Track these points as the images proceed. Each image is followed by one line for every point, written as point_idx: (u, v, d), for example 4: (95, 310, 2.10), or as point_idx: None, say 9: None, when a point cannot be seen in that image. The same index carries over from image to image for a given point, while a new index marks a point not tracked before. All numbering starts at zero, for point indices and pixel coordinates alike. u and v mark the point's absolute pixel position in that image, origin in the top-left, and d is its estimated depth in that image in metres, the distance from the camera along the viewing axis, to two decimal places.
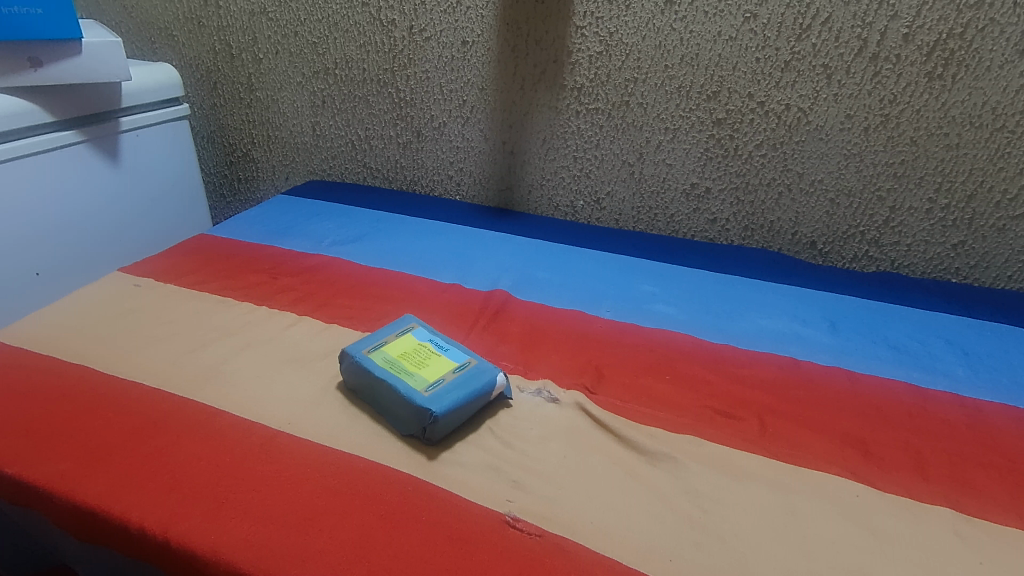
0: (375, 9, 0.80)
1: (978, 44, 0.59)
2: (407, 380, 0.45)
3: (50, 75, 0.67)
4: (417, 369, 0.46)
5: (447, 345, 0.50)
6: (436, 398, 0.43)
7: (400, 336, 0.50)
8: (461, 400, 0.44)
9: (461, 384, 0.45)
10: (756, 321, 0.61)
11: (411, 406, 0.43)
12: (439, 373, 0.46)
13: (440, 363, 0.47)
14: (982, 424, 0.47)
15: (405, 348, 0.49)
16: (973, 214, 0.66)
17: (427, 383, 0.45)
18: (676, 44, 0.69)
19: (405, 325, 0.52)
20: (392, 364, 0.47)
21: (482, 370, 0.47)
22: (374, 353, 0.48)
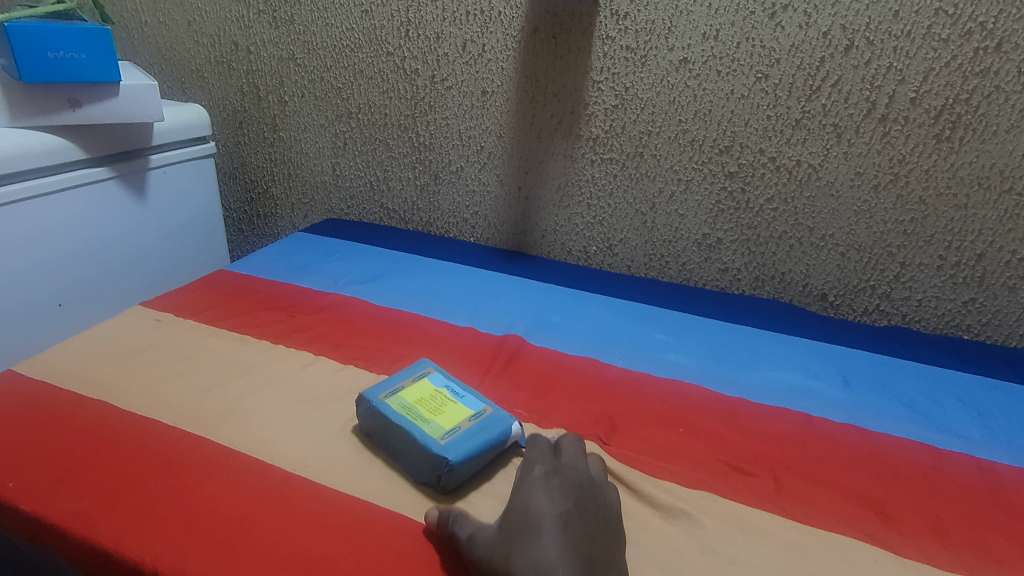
0: (399, 59, 0.84)
1: (984, 109, 0.61)
2: (423, 427, 0.45)
3: (88, 115, 0.70)
4: (433, 417, 0.47)
5: (462, 392, 0.50)
6: (451, 446, 0.43)
7: (416, 381, 0.51)
8: (477, 449, 0.44)
9: (476, 432, 0.45)
10: (769, 374, 0.61)
11: (427, 452, 0.43)
12: (455, 421, 0.46)
13: (456, 410, 0.48)
14: (1000, 487, 0.47)
15: (421, 394, 0.49)
16: (983, 272, 0.67)
17: (444, 430, 0.45)
18: (689, 100, 0.71)
19: (421, 370, 0.53)
20: (408, 410, 0.47)
21: (498, 419, 0.47)
22: (390, 397, 0.48)
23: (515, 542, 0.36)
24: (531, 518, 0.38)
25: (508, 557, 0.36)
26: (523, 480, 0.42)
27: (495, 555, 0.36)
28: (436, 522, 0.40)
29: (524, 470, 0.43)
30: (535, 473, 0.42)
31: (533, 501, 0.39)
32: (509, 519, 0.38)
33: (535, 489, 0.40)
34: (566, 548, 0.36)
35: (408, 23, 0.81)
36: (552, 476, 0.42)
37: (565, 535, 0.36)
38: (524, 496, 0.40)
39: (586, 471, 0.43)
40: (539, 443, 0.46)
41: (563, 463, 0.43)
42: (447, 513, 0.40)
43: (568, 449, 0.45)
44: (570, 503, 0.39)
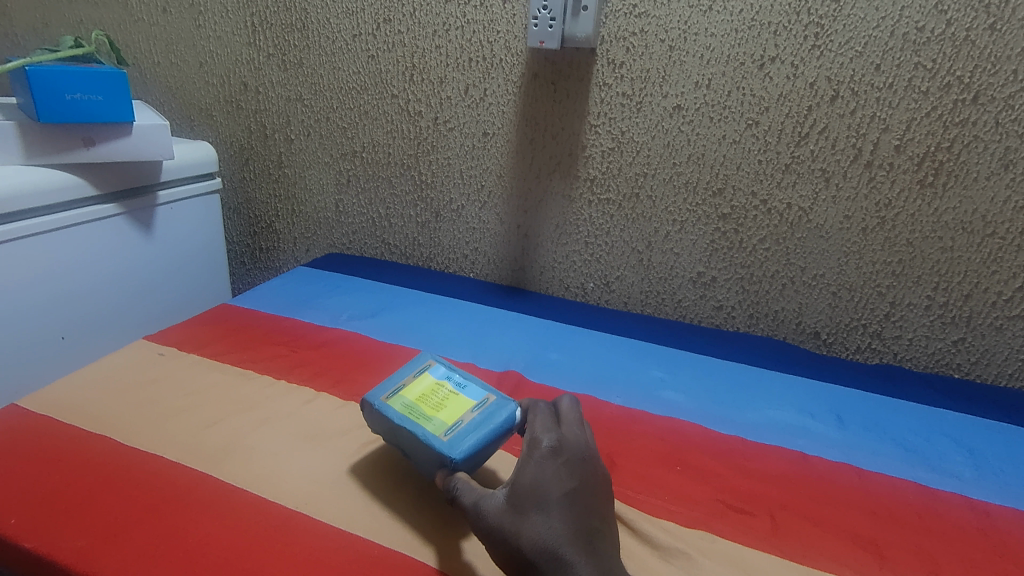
0: (403, 101, 0.87)
1: (965, 157, 0.63)
2: (426, 425, 0.45)
3: (100, 154, 0.72)
4: (436, 412, 0.47)
5: (464, 382, 0.50)
6: (455, 444, 0.44)
7: (417, 376, 0.51)
8: (480, 443, 0.44)
9: (479, 424, 0.45)
10: (765, 412, 0.62)
11: (432, 452, 0.44)
12: (458, 415, 0.46)
13: (458, 403, 0.48)
14: (994, 528, 0.47)
15: (423, 388, 0.49)
16: (970, 312, 0.68)
17: (447, 426, 0.45)
18: (683, 144, 0.74)
19: (423, 363, 0.53)
20: (410, 408, 0.47)
21: (500, 405, 0.47)
22: (393, 395, 0.49)
23: (523, 514, 0.38)
24: (540, 494, 0.38)
25: (517, 530, 0.37)
26: (527, 454, 0.41)
27: (497, 548, 0.38)
28: (445, 489, 0.42)
29: (528, 443, 0.42)
30: (542, 448, 0.41)
31: (541, 474, 0.39)
32: (517, 492, 0.39)
33: (542, 466, 0.40)
34: (572, 529, 0.37)
35: (413, 68, 0.84)
36: (558, 451, 0.41)
37: (573, 514, 0.38)
38: (531, 472, 0.40)
39: (585, 443, 0.43)
40: (539, 411, 0.46)
41: (566, 436, 0.43)
42: (457, 478, 0.42)
43: (568, 420, 0.45)
44: (577, 481, 0.40)
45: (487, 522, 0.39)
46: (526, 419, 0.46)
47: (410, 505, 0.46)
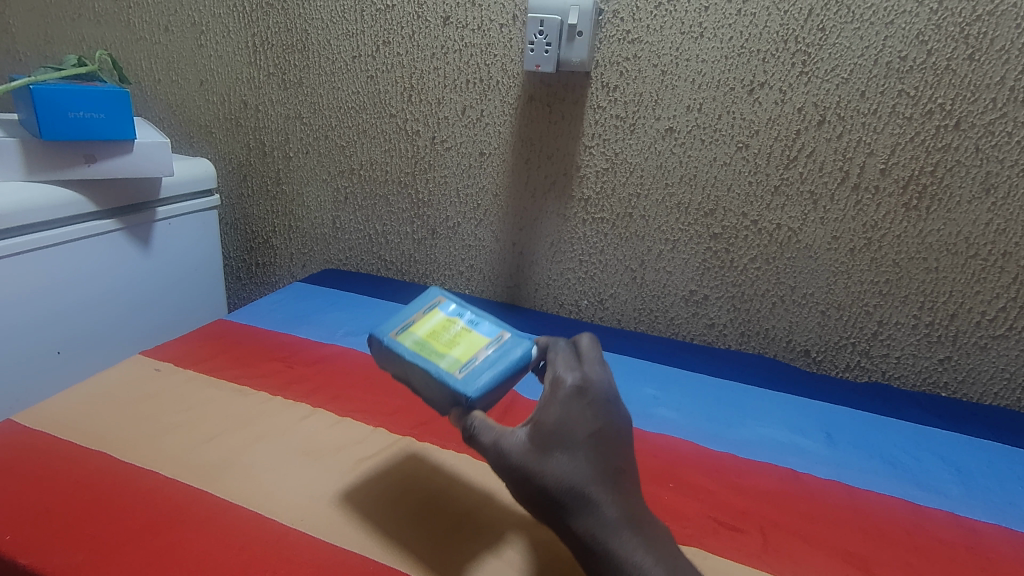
0: (401, 121, 0.88)
1: (948, 181, 0.65)
2: (440, 363, 0.45)
3: (101, 171, 0.73)
4: (449, 351, 0.46)
5: (476, 324, 0.49)
6: (469, 380, 0.43)
7: (429, 318, 0.50)
8: (494, 378, 0.43)
9: (492, 361, 0.45)
10: (756, 429, 0.63)
11: (446, 388, 0.43)
12: (471, 351, 0.46)
13: (471, 339, 0.47)
14: (981, 545, 0.48)
15: (435, 329, 0.49)
16: (957, 331, 0.70)
17: (460, 361, 0.45)
18: (675, 165, 0.75)
19: (434, 304, 0.52)
20: (423, 347, 0.47)
21: (515, 345, 0.46)
22: (403, 331, 0.49)
23: (549, 453, 0.39)
24: (566, 433, 0.39)
25: (543, 469, 0.38)
26: (552, 394, 0.42)
27: None
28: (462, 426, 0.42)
29: (552, 382, 0.43)
30: (566, 386, 0.42)
31: (567, 414, 0.40)
32: (543, 432, 0.39)
33: (568, 406, 0.41)
34: (598, 468, 0.38)
35: (411, 88, 0.86)
36: (583, 390, 0.42)
37: (597, 453, 0.39)
38: (557, 411, 0.40)
39: (608, 381, 0.44)
40: (560, 350, 0.46)
41: (590, 374, 0.43)
42: (474, 416, 0.41)
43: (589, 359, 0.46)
44: (602, 421, 0.41)
45: (510, 463, 0.39)
46: (547, 357, 0.46)
47: (419, 536, 0.45)
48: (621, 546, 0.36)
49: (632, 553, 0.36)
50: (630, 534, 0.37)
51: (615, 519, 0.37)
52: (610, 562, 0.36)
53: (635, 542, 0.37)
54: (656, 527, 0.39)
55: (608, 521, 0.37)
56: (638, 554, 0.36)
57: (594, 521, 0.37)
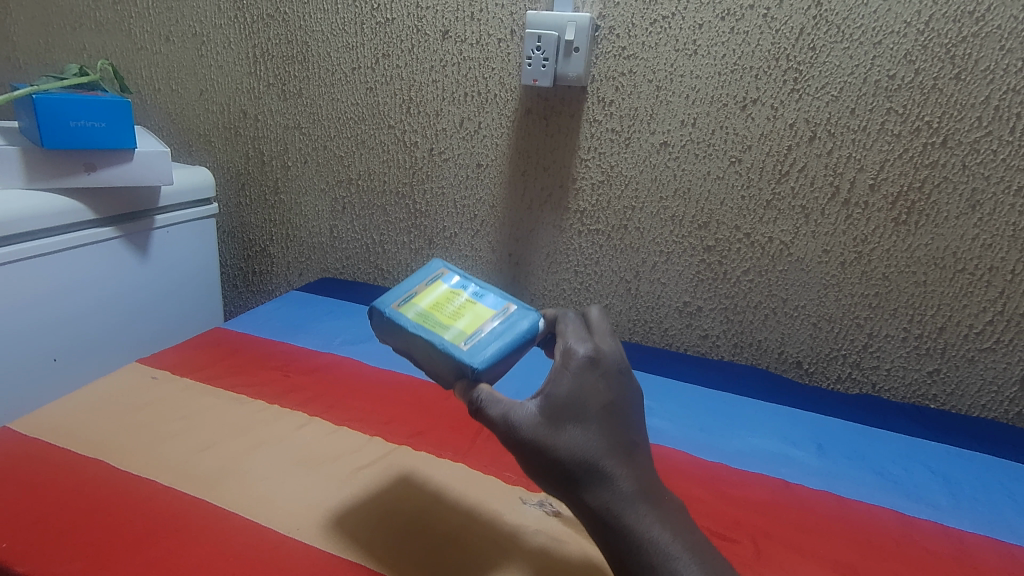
0: (399, 132, 0.89)
1: (935, 197, 0.67)
2: (445, 334, 0.45)
3: (100, 178, 0.73)
4: (453, 324, 0.47)
5: (480, 300, 0.50)
6: (475, 352, 0.43)
7: (433, 291, 0.51)
8: (500, 351, 0.44)
9: (497, 335, 0.46)
10: (748, 440, 0.63)
11: (452, 360, 0.43)
12: (475, 325, 0.47)
13: (473, 314, 0.48)
14: (969, 556, 0.49)
15: (439, 302, 0.49)
16: (945, 344, 0.71)
17: (465, 334, 0.45)
18: (669, 178, 0.77)
19: (438, 280, 0.53)
20: (428, 319, 0.47)
21: (519, 320, 0.47)
22: (404, 305, 0.49)
23: (561, 426, 0.38)
24: (579, 404, 0.38)
25: (555, 442, 0.37)
26: (563, 365, 0.40)
27: None
28: (468, 395, 0.42)
29: (563, 353, 0.42)
30: (578, 358, 0.41)
31: (580, 386, 0.39)
32: (555, 404, 0.38)
33: (581, 377, 0.40)
34: (612, 442, 0.38)
35: (410, 100, 0.87)
36: (595, 361, 0.41)
37: (610, 426, 0.38)
38: (570, 382, 0.39)
39: (619, 353, 0.43)
40: (570, 321, 0.46)
41: (601, 346, 0.42)
42: (479, 389, 0.41)
43: (598, 332, 0.45)
44: (614, 392, 0.40)
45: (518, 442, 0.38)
46: (556, 330, 0.46)
47: (417, 562, 0.44)
48: (637, 521, 0.36)
49: (648, 527, 0.36)
50: (645, 508, 0.37)
51: (631, 493, 0.37)
52: (627, 536, 0.36)
53: (652, 516, 0.37)
54: (671, 501, 0.39)
55: (624, 495, 0.37)
56: (655, 529, 0.36)
57: (610, 495, 0.37)
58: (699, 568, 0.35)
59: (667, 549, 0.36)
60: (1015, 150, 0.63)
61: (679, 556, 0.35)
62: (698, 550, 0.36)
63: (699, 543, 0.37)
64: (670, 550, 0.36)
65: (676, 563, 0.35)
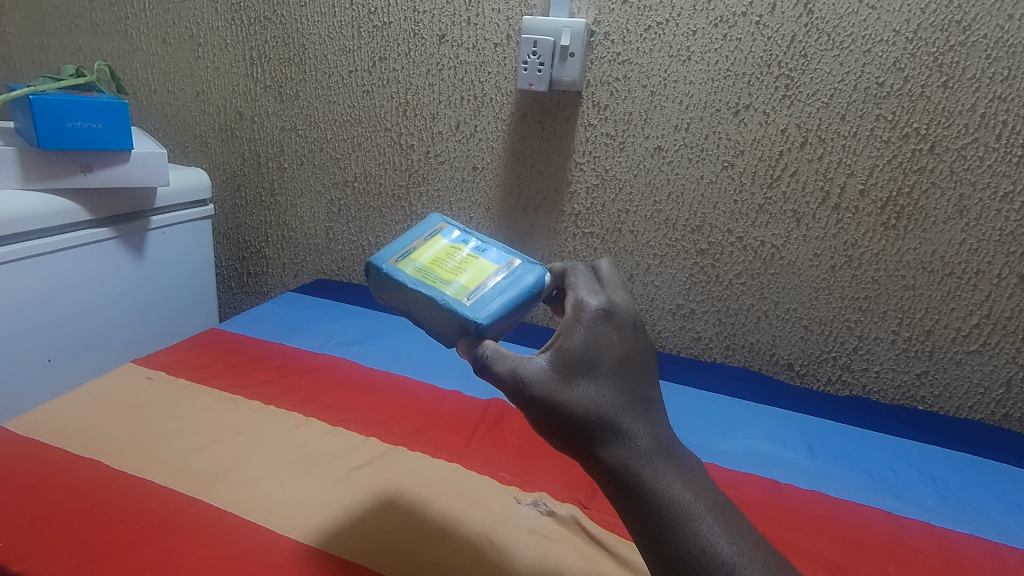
0: (396, 135, 0.90)
1: (924, 203, 0.68)
2: (447, 291, 0.46)
3: (97, 179, 0.74)
4: (455, 279, 0.47)
5: (482, 255, 0.51)
6: (478, 307, 0.44)
7: (434, 249, 0.52)
8: (504, 307, 0.45)
9: (500, 290, 0.46)
10: (740, 441, 0.64)
11: (455, 316, 0.44)
12: (477, 280, 0.47)
13: (475, 270, 0.49)
14: (954, 553, 0.50)
15: (440, 259, 0.50)
16: (933, 347, 0.72)
17: (468, 290, 0.46)
18: (663, 182, 0.78)
19: (438, 237, 0.54)
20: (429, 276, 0.48)
21: (523, 274, 0.48)
22: (404, 264, 0.50)
23: (573, 381, 0.38)
24: (592, 357, 0.38)
25: (568, 397, 0.38)
26: (576, 318, 0.40)
27: None
28: (473, 350, 0.43)
29: (575, 306, 0.41)
30: (590, 310, 0.40)
31: (593, 338, 0.39)
32: (567, 358, 0.38)
33: (594, 330, 0.40)
34: (627, 398, 0.38)
35: (407, 103, 0.88)
36: (609, 314, 0.40)
37: (624, 382, 0.39)
38: (583, 335, 0.39)
39: (630, 306, 0.43)
40: (580, 275, 0.46)
41: (613, 298, 0.42)
42: (486, 346, 0.42)
43: (608, 286, 0.45)
44: (629, 346, 0.40)
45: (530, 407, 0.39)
46: (567, 282, 0.46)
47: (412, 559, 0.45)
48: (656, 478, 0.36)
49: (669, 486, 0.36)
50: (664, 465, 0.37)
51: (649, 449, 0.37)
52: (645, 494, 0.36)
53: (672, 475, 0.36)
54: (688, 459, 0.38)
55: (641, 452, 0.37)
56: (675, 487, 0.36)
57: (627, 452, 0.37)
58: (720, 528, 0.34)
59: (688, 509, 0.35)
60: (1001, 157, 0.64)
61: (702, 517, 0.35)
62: (719, 509, 0.35)
63: (719, 502, 0.36)
64: (691, 509, 0.35)
65: (697, 523, 0.34)
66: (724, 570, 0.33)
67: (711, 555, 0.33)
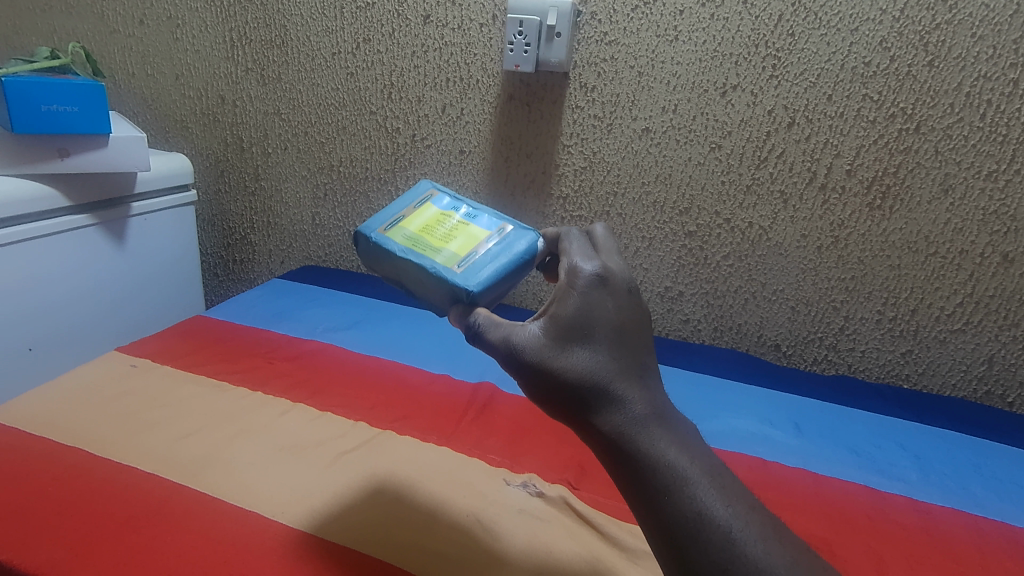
0: (381, 118, 0.89)
1: (909, 182, 0.68)
2: (437, 260, 0.46)
3: (76, 164, 0.72)
4: (445, 248, 0.48)
5: (472, 222, 0.51)
6: (468, 275, 0.44)
7: (423, 217, 0.52)
8: (495, 273, 0.45)
9: (492, 257, 0.46)
10: (728, 420, 0.65)
11: (446, 284, 0.44)
12: (468, 248, 0.47)
13: (466, 237, 0.49)
14: (935, 527, 0.50)
15: (429, 227, 0.50)
16: (917, 326, 0.73)
17: (458, 258, 0.46)
18: (651, 164, 0.77)
19: (427, 205, 0.54)
20: (418, 245, 0.48)
21: (516, 239, 0.48)
22: (393, 233, 0.50)
23: (567, 348, 0.38)
24: (587, 323, 0.38)
25: (562, 363, 0.38)
26: (570, 284, 0.40)
27: None
28: (465, 320, 0.43)
29: (568, 272, 0.41)
30: (584, 276, 0.40)
31: (587, 303, 0.39)
32: (560, 325, 0.38)
33: (588, 297, 0.39)
34: (621, 364, 0.38)
35: (392, 86, 0.86)
36: (603, 280, 0.40)
37: (619, 349, 0.38)
38: (577, 302, 0.39)
39: (625, 271, 0.42)
40: (574, 241, 0.45)
41: (607, 264, 0.42)
42: (478, 313, 0.42)
43: (602, 252, 0.44)
44: (623, 312, 0.39)
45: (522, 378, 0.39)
46: (560, 248, 0.45)
47: (401, 541, 0.45)
48: (650, 445, 0.35)
49: (664, 452, 0.35)
50: (659, 431, 0.36)
51: (644, 415, 0.36)
52: (640, 460, 0.35)
53: (665, 441, 0.36)
54: (684, 425, 0.38)
55: (636, 419, 0.36)
56: (671, 452, 0.35)
57: (622, 418, 0.36)
58: (717, 492, 0.34)
59: (684, 474, 0.34)
60: (986, 136, 0.65)
61: (698, 482, 0.34)
62: (714, 474, 0.35)
63: (715, 467, 0.35)
64: (687, 473, 0.34)
65: (693, 488, 0.34)
66: (720, 534, 0.32)
67: (707, 519, 0.32)
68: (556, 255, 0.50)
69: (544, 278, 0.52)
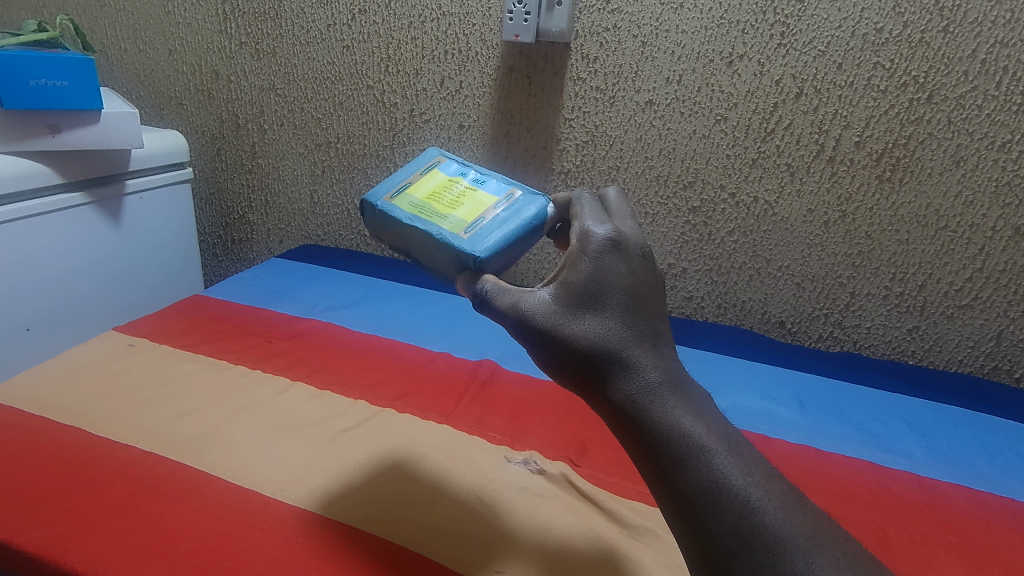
0: (378, 92, 0.87)
1: (920, 154, 0.66)
2: (445, 225, 0.45)
3: (68, 141, 0.70)
4: (452, 214, 0.46)
5: (480, 186, 0.50)
6: (476, 241, 0.43)
7: (429, 183, 0.51)
8: (503, 239, 0.44)
9: (500, 223, 0.45)
10: (732, 397, 0.64)
11: (453, 251, 0.43)
12: (475, 214, 0.46)
13: (473, 203, 0.47)
14: (940, 502, 0.50)
15: (436, 192, 0.49)
16: (924, 301, 0.72)
17: (465, 224, 0.45)
18: (655, 138, 0.76)
19: (433, 169, 0.53)
20: (424, 211, 0.47)
21: (526, 203, 0.47)
22: (399, 200, 0.49)
23: (578, 316, 0.37)
24: (598, 289, 0.37)
25: (572, 331, 0.37)
26: (582, 249, 0.39)
27: None
28: (472, 287, 0.42)
29: (580, 236, 0.40)
30: (597, 240, 0.39)
31: (599, 269, 0.38)
32: (572, 292, 0.38)
33: (601, 262, 0.38)
34: (635, 331, 0.37)
35: (388, 59, 0.84)
36: (616, 244, 0.39)
37: (631, 316, 0.37)
38: (588, 268, 0.38)
39: (639, 235, 0.41)
40: (586, 205, 0.44)
41: (620, 228, 0.41)
42: (485, 282, 0.42)
43: (616, 216, 0.43)
44: (637, 278, 0.38)
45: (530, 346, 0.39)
46: (571, 213, 0.44)
47: (396, 519, 0.44)
48: (664, 413, 0.35)
49: (678, 420, 0.34)
50: (672, 399, 0.35)
51: (656, 386, 0.36)
52: (652, 429, 0.34)
53: (679, 409, 0.35)
54: (698, 394, 0.37)
55: (648, 388, 0.35)
56: (686, 421, 0.34)
57: (634, 387, 0.36)
58: (734, 460, 0.33)
59: (699, 442, 0.33)
60: (1001, 105, 0.63)
61: (714, 450, 0.33)
62: (730, 442, 0.34)
63: (730, 435, 0.34)
64: (703, 442, 0.33)
65: (710, 456, 0.33)
66: (739, 502, 0.31)
67: (725, 487, 0.32)
68: (567, 222, 0.49)
69: (554, 245, 0.51)
